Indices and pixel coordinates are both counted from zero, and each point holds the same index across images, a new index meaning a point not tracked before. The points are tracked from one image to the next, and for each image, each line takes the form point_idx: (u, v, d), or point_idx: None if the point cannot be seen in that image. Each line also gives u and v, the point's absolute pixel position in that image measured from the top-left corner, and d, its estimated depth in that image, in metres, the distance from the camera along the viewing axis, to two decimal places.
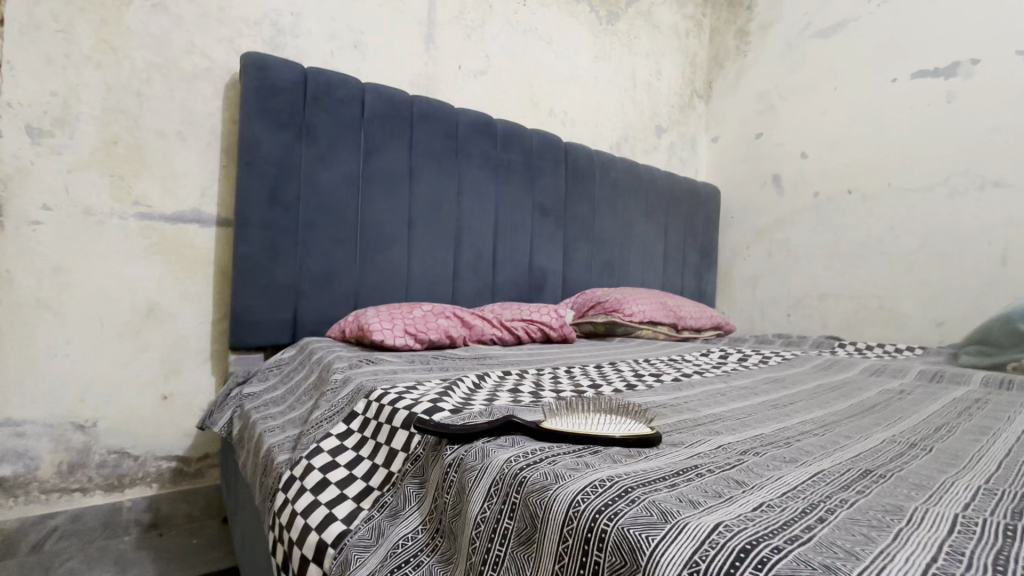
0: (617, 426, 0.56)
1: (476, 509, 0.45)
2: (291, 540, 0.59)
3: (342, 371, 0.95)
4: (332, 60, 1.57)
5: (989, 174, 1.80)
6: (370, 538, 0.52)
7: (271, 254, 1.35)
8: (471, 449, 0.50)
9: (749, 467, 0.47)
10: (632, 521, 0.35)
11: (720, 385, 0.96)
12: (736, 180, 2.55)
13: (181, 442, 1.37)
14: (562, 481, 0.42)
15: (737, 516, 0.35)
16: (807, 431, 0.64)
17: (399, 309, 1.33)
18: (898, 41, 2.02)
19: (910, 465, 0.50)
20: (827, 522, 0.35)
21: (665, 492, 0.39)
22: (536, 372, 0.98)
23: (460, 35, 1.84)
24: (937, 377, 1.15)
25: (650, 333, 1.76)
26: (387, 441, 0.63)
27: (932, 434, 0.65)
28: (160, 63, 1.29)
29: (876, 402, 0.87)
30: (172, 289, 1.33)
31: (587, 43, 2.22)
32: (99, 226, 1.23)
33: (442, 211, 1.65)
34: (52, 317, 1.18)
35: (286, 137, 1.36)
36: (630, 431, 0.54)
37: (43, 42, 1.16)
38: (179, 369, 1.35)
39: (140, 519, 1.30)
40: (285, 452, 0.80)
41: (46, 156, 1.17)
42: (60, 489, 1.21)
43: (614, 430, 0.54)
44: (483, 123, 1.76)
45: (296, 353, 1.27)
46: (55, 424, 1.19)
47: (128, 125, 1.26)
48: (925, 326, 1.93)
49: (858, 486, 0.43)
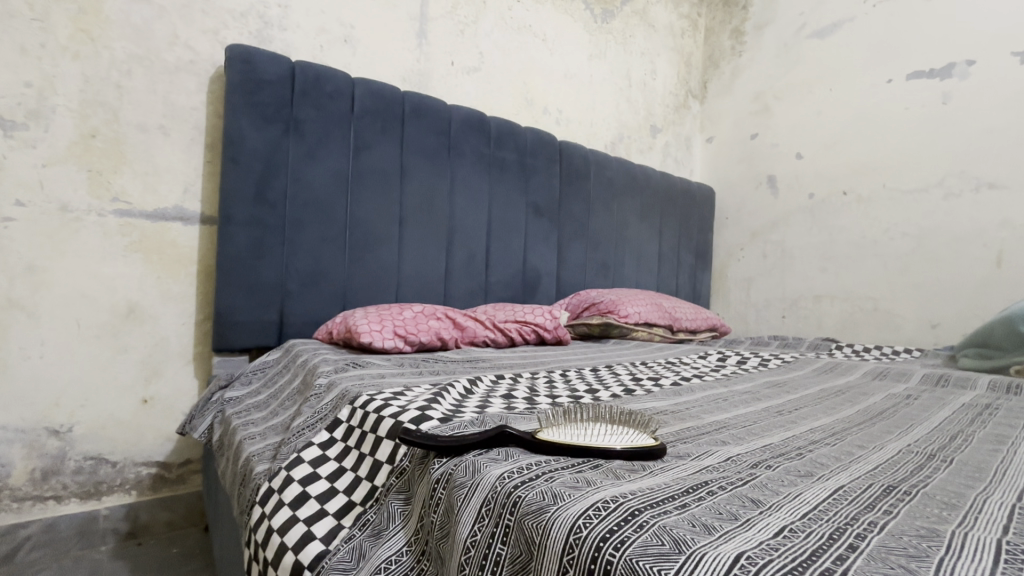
0: (619, 438, 0.52)
1: (465, 531, 0.41)
2: (267, 560, 0.55)
3: (327, 375, 0.90)
4: (320, 54, 1.52)
5: (984, 176, 1.79)
6: (351, 560, 0.48)
7: (256, 253, 1.30)
8: (461, 464, 0.46)
9: (763, 482, 0.44)
10: (641, 551, 0.32)
11: (721, 390, 0.93)
12: (731, 181, 2.52)
13: (162, 448, 1.31)
14: (561, 501, 0.38)
15: (759, 545, 0.32)
16: (818, 440, 0.60)
17: (388, 310, 1.29)
18: (893, 42, 2.01)
19: (933, 481, 0.47)
20: (860, 552, 0.31)
21: (676, 515, 0.36)
22: (530, 376, 0.94)
23: (452, 31, 1.79)
24: (941, 381, 1.12)
25: (645, 334, 1.73)
26: (371, 452, 0.58)
27: (947, 443, 0.62)
28: (141, 54, 1.24)
29: (884, 408, 0.84)
30: (153, 288, 1.28)
31: (581, 41, 2.18)
32: (76, 223, 1.18)
33: (433, 209, 1.61)
34: (25, 318, 1.13)
35: (273, 132, 1.32)
36: (632, 443, 0.50)
37: (16, 31, 1.11)
38: (159, 372, 1.29)
39: (118, 528, 1.25)
40: (266, 462, 0.75)
41: (19, 149, 1.11)
42: (32, 498, 1.15)
43: (616, 441, 0.50)
44: (476, 121, 1.71)
45: (282, 355, 1.22)
46: (27, 430, 1.14)
47: (107, 118, 1.20)
48: (919, 328, 1.91)
49: (884, 506, 0.40)
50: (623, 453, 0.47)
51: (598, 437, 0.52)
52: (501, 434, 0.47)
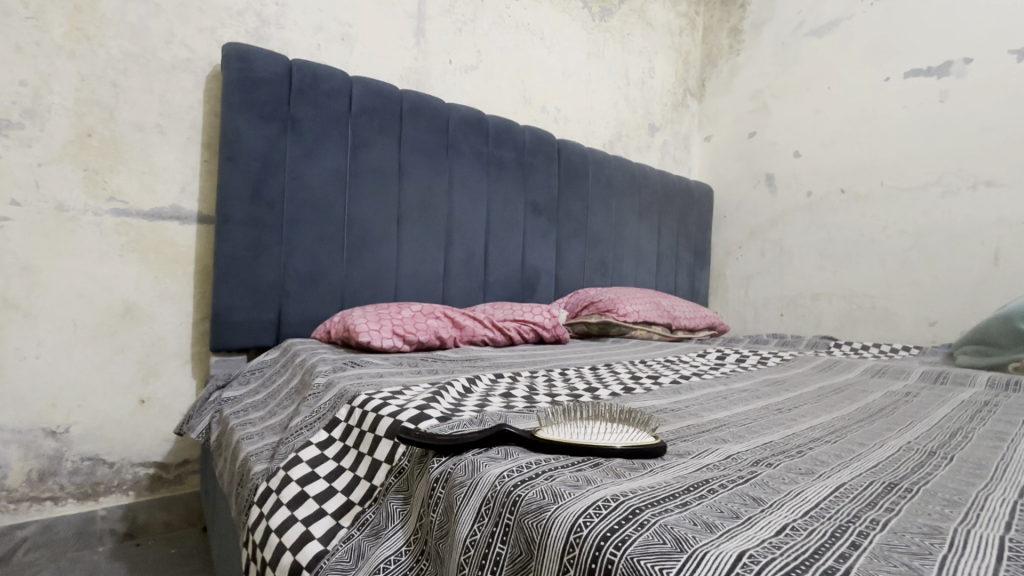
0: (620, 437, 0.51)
1: (465, 531, 0.41)
2: (265, 560, 0.54)
3: (325, 374, 0.90)
4: (317, 53, 1.51)
5: (982, 174, 1.79)
6: (349, 560, 0.47)
7: (254, 252, 1.29)
8: (459, 466, 0.45)
9: (764, 480, 0.43)
10: (642, 550, 0.31)
11: (721, 388, 0.92)
12: (729, 179, 2.52)
13: (160, 448, 1.31)
14: (561, 500, 0.37)
15: (761, 544, 0.32)
16: (818, 438, 0.60)
17: (387, 309, 1.28)
18: (890, 40, 2.01)
19: (934, 478, 0.47)
20: (863, 550, 0.31)
21: (677, 513, 0.35)
22: (529, 375, 0.93)
23: (450, 30, 1.79)
24: (940, 378, 1.12)
25: (644, 333, 1.73)
26: (370, 452, 0.58)
27: (948, 440, 0.62)
28: (138, 53, 1.23)
29: (884, 405, 0.84)
30: (151, 288, 1.27)
31: (579, 39, 2.18)
32: (72, 223, 1.17)
33: (431, 208, 1.60)
34: (21, 318, 1.12)
35: (270, 131, 1.31)
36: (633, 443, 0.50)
37: (11, 29, 1.10)
38: (157, 372, 1.29)
39: (116, 528, 1.24)
40: (264, 462, 0.75)
41: (14, 148, 1.11)
42: (29, 499, 1.14)
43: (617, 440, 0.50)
44: (475, 119, 1.71)
45: (280, 355, 1.21)
46: (24, 431, 1.13)
47: (103, 116, 1.20)
48: (917, 326, 1.92)
49: (886, 504, 0.39)
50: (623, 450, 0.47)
51: (601, 436, 0.51)
52: (503, 437, 0.47)
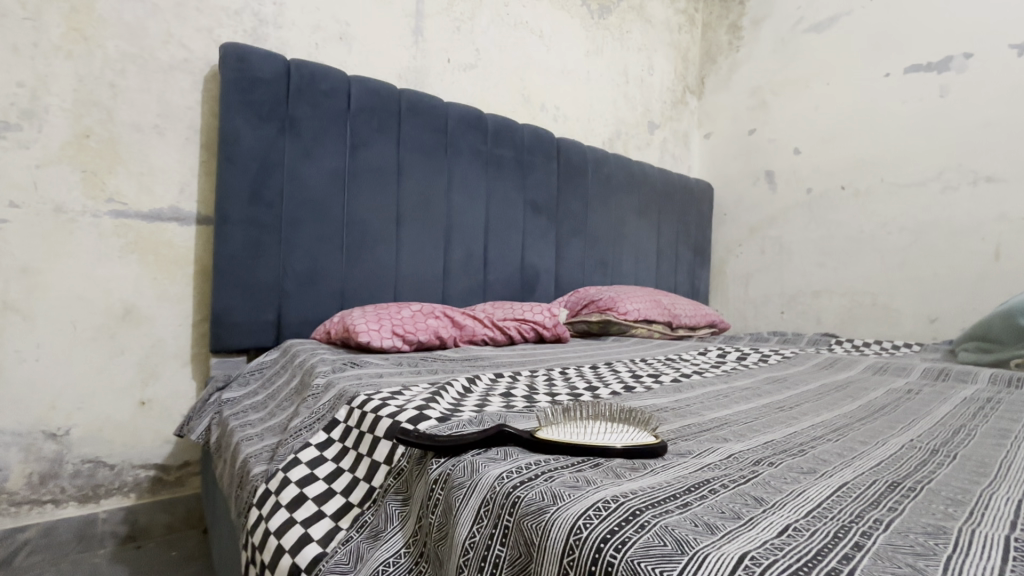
0: (621, 437, 0.51)
1: (464, 533, 0.40)
2: (264, 563, 0.54)
3: (325, 375, 0.89)
4: (315, 52, 1.51)
5: (982, 170, 1.78)
6: (348, 563, 0.47)
7: (252, 252, 1.29)
8: (459, 466, 0.45)
9: (766, 480, 0.43)
10: (642, 552, 0.31)
11: (721, 386, 0.92)
12: (729, 177, 2.52)
13: (160, 449, 1.30)
14: (560, 502, 0.37)
15: (763, 545, 0.31)
16: (820, 436, 0.60)
17: (387, 308, 1.28)
18: (889, 36, 2.00)
19: (938, 477, 0.46)
20: (866, 551, 0.31)
21: (678, 514, 0.35)
22: (529, 374, 0.93)
23: (448, 28, 1.78)
24: (942, 375, 1.12)
25: (645, 332, 1.72)
26: (369, 453, 0.58)
27: (950, 438, 0.62)
28: (135, 53, 1.23)
29: (886, 403, 0.83)
30: (150, 289, 1.27)
31: (578, 37, 2.17)
32: (70, 224, 1.17)
33: (430, 207, 1.60)
34: (21, 320, 1.12)
35: (268, 131, 1.31)
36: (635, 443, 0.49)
37: (8, 30, 1.10)
38: (157, 373, 1.28)
39: (116, 531, 1.24)
40: (263, 463, 0.75)
41: (12, 150, 1.10)
42: (30, 501, 1.14)
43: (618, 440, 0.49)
44: (473, 118, 1.70)
45: (279, 356, 1.21)
46: (24, 433, 1.13)
47: (101, 117, 1.19)
48: (918, 323, 1.91)
49: (889, 503, 0.39)
50: (623, 449, 0.46)
51: (603, 437, 0.50)
52: (503, 436, 0.47)
